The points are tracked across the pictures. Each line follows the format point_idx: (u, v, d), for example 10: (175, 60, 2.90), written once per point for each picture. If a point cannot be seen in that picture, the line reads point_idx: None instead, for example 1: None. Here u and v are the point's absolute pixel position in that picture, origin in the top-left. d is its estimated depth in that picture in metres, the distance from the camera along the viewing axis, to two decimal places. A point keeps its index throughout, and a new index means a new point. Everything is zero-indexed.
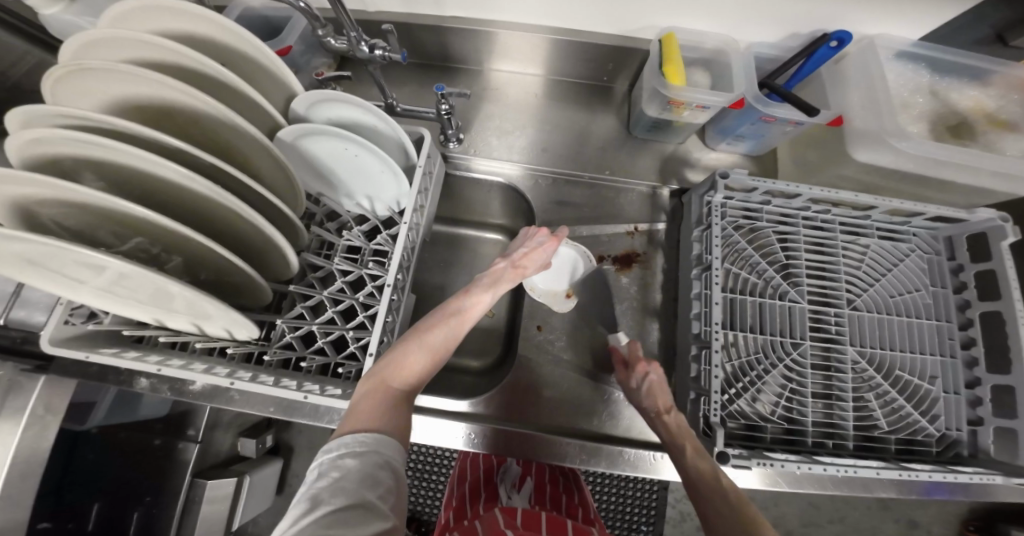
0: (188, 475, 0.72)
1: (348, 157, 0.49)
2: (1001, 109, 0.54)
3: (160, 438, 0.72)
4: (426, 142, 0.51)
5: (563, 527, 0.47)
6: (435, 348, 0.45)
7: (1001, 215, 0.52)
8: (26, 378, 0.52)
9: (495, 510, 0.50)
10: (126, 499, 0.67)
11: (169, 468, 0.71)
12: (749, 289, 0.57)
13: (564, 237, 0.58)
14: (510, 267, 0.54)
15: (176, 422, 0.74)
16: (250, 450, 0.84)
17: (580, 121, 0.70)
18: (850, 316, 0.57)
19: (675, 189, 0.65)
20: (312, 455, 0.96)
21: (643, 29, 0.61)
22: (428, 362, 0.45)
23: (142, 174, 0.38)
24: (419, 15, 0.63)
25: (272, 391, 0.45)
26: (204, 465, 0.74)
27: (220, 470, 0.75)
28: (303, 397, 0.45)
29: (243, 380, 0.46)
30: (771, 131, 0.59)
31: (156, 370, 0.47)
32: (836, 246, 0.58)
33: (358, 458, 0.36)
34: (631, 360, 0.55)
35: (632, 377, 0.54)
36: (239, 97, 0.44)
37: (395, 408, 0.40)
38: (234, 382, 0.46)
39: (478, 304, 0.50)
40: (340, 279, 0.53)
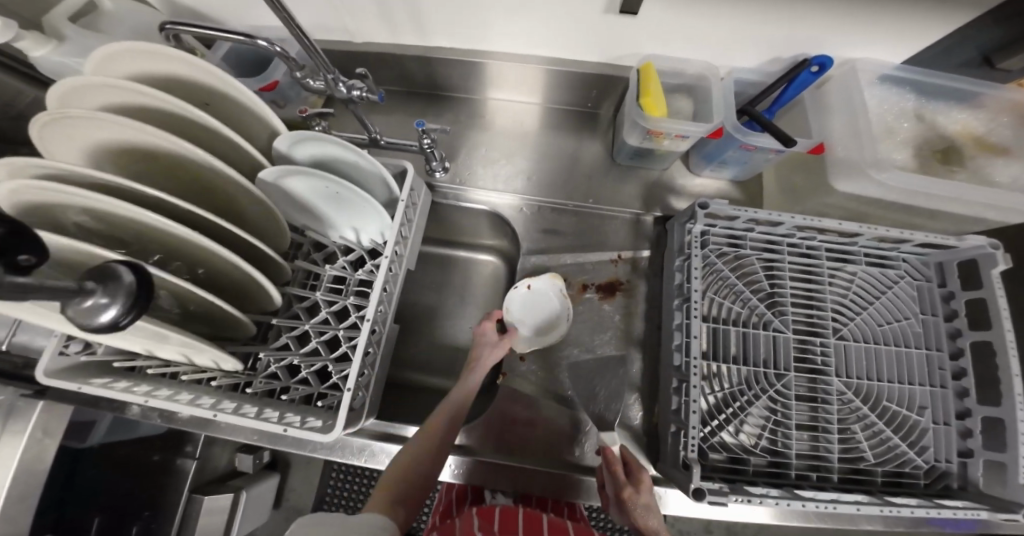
0: (185, 491, 0.70)
1: (333, 199, 0.50)
2: (990, 133, 0.53)
3: (159, 453, 0.73)
4: (408, 176, 0.52)
5: (539, 525, 0.46)
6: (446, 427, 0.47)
7: (991, 242, 0.51)
8: (24, 403, 0.54)
9: (474, 510, 0.49)
10: (125, 514, 0.68)
11: (167, 481, 0.71)
12: (733, 318, 0.57)
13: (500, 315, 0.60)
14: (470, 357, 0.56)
15: (176, 439, 0.74)
16: (247, 465, 0.81)
17: (566, 147, 0.70)
18: (836, 345, 0.56)
19: (660, 216, 0.65)
20: (309, 471, 0.96)
21: (625, 57, 0.61)
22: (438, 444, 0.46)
23: (123, 217, 0.39)
24: (406, 46, 0.64)
25: (253, 424, 0.45)
26: (200, 480, 0.73)
27: (217, 486, 0.74)
28: (282, 430, 0.45)
29: (226, 411, 0.47)
30: (754, 158, 0.59)
31: (144, 401, 0.48)
32: (823, 273, 0.58)
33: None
34: (635, 472, 0.48)
35: (640, 493, 0.45)
36: (218, 137, 0.45)
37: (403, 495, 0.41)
38: (216, 414, 0.47)
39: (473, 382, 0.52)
40: (324, 310, 0.54)
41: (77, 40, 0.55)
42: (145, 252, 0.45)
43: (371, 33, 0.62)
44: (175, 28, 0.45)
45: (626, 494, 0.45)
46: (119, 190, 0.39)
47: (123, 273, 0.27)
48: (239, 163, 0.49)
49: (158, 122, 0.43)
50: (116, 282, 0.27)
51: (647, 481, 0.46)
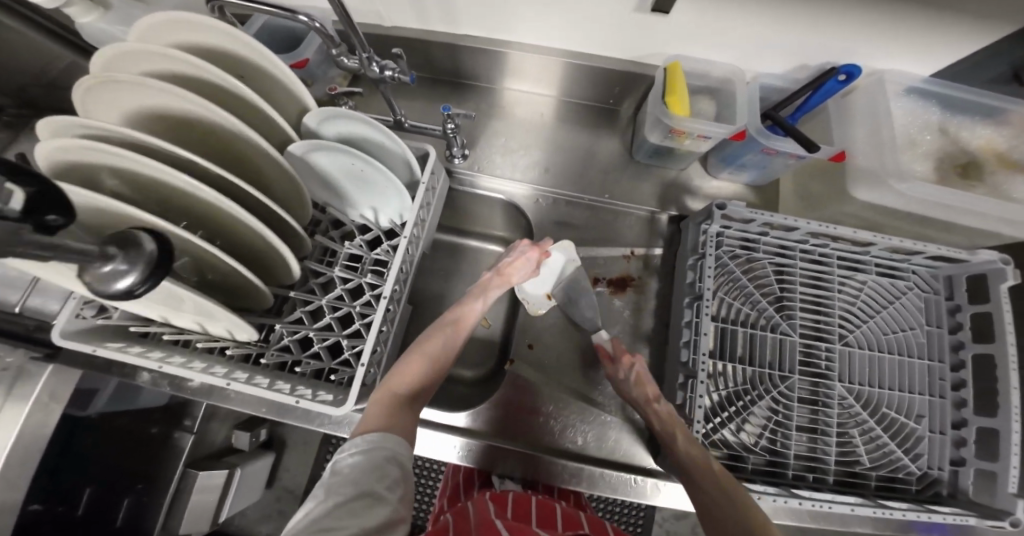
0: (181, 465, 0.68)
1: (357, 174, 0.50)
2: (1013, 150, 0.52)
3: (157, 426, 0.70)
4: (432, 159, 0.52)
5: (553, 513, 0.47)
6: (435, 354, 0.49)
7: (1002, 258, 0.51)
8: (34, 367, 0.53)
9: (487, 495, 0.50)
10: (116, 485, 0.63)
11: (164, 455, 0.68)
12: (742, 319, 0.57)
13: (547, 248, 0.60)
14: (496, 275, 0.57)
15: (176, 411, 0.73)
16: (244, 443, 0.82)
17: (584, 142, 0.71)
18: (841, 351, 0.56)
19: (674, 215, 0.65)
20: (304, 451, 0.95)
21: (651, 56, 0.62)
22: (428, 369, 0.47)
23: (156, 182, 0.39)
24: (433, 32, 0.65)
25: (266, 394, 0.46)
26: (196, 455, 0.71)
27: (213, 462, 0.72)
28: (294, 401, 0.46)
29: (239, 381, 0.47)
30: (773, 162, 0.59)
31: (158, 366, 0.48)
32: (833, 280, 0.58)
33: (364, 456, 0.37)
34: (617, 354, 0.56)
35: (620, 371, 0.55)
36: (250, 107, 0.45)
37: (399, 412, 0.42)
38: (230, 383, 0.47)
39: (470, 315, 0.54)
40: (339, 287, 0.54)
41: (120, 9, 0.56)
42: (171, 218, 0.46)
43: (400, 17, 0.63)
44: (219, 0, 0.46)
45: (612, 374, 0.56)
46: (156, 155, 0.40)
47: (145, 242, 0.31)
48: (269, 135, 0.49)
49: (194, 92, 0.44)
50: (136, 249, 0.30)
51: (627, 358, 0.55)
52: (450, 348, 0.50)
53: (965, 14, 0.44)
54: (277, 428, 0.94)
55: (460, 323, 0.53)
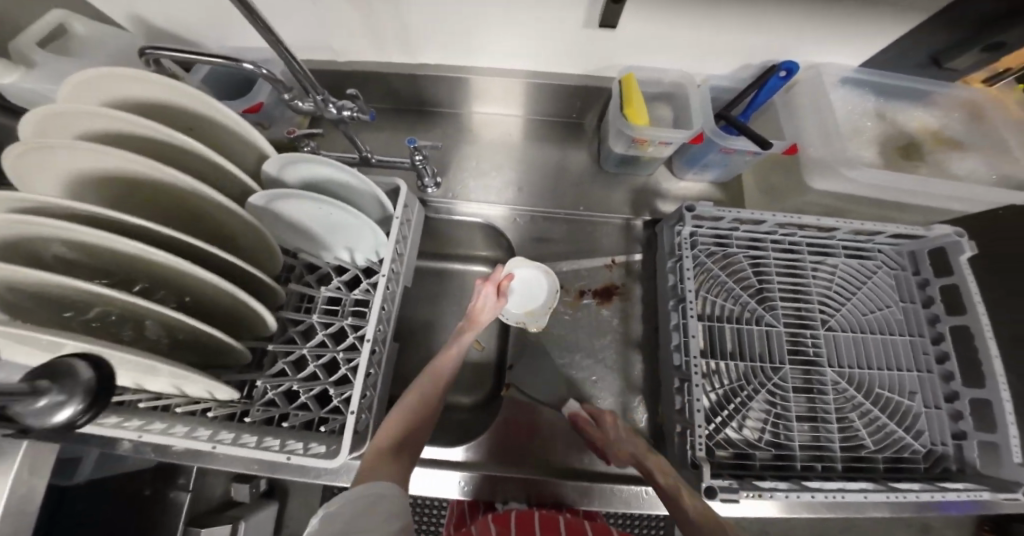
0: (182, 524, 0.62)
1: (328, 219, 0.49)
2: (945, 130, 0.56)
3: (150, 487, 0.64)
4: (402, 193, 0.52)
5: (557, 525, 0.46)
6: (421, 403, 0.48)
7: (957, 231, 0.53)
8: None
9: (490, 515, 0.48)
10: None
11: (161, 518, 0.62)
12: (727, 315, 0.58)
13: (498, 275, 0.57)
14: (466, 323, 0.56)
15: (167, 469, 0.66)
16: (244, 495, 0.73)
17: (554, 156, 0.72)
18: (826, 336, 0.57)
19: (648, 219, 0.66)
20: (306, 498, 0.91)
21: (606, 68, 0.63)
22: (416, 417, 0.46)
23: (110, 249, 0.37)
24: (394, 64, 0.65)
25: (254, 454, 0.44)
26: (197, 512, 0.64)
27: (215, 517, 0.65)
28: (285, 458, 0.43)
29: (226, 443, 0.45)
30: (734, 160, 0.61)
31: (137, 435, 0.45)
32: (806, 267, 0.59)
33: (354, 499, 0.36)
34: (601, 416, 0.54)
35: (607, 431, 0.53)
36: (201, 161, 0.44)
37: (388, 464, 0.41)
38: (215, 446, 0.45)
39: (448, 360, 0.53)
40: (321, 332, 0.53)
41: (59, 69, 0.54)
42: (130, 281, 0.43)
43: (359, 51, 0.63)
44: (155, 53, 0.44)
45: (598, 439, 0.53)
46: (107, 221, 0.38)
47: (81, 368, 0.24)
48: (226, 186, 0.48)
49: (141, 149, 0.42)
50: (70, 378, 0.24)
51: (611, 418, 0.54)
52: (436, 393, 0.50)
53: (887, 6, 0.46)
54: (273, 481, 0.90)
55: (439, 368, 0.52)
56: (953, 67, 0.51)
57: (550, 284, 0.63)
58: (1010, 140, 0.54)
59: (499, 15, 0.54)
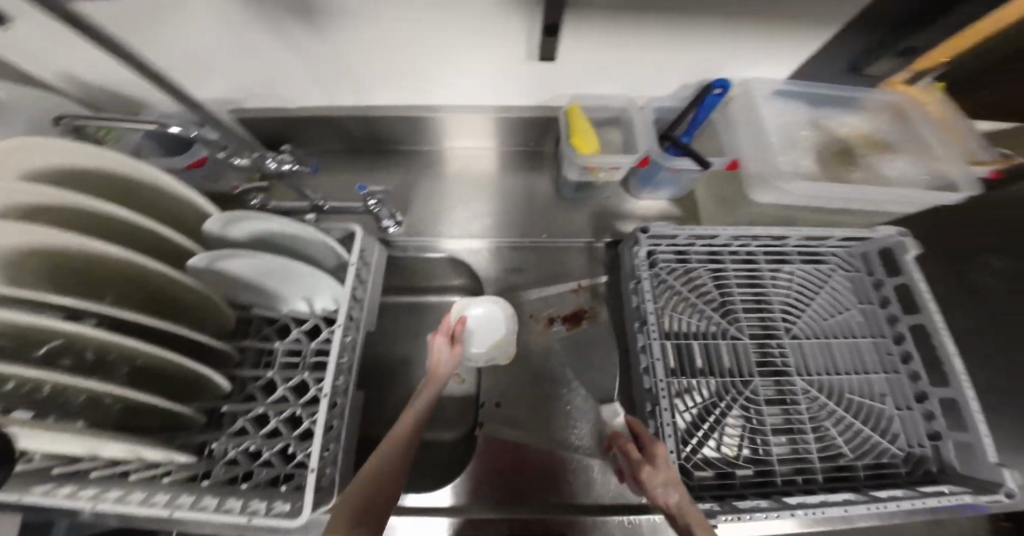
0: None
1: (276, 271, 0.48)
2: (876, 132, 0.58)
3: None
4: (357, 238, 0.52)
5: None
6: (391, 464, 0.44)
7: (900, 231, 0.54)
8: None
9: None
10: None
11: None
12: (694, 331, 0.58)
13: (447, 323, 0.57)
14: (425, 380, 0.54)
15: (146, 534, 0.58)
16: None
17: (515, 186, 0.73)
18: (791, 345, 0.58)
19: (610, 241, 0.67)
20: None
21: (553, 98, 0.64)
22: (384, 479, 0.42)
23: (34, 327, 0.35)
24: (345, 107, 0.66)
25: (213, 517, 0.42)
26: None
27: None
28: (245, 520, 0.41)
29: (184, 508, 0.43)
30: (683, 178, 0.62)
31: (88, 505, 0.41)
32: (765, 277, 0.60)
33: None
34: (649, 444, 0.46)
35: (655, 466, 0.44)
36: (134, 227, 0.43)
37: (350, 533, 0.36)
38: (172, 513, 0.42)
39: (410, 420, 0.49)
40: (283, 387, 0.52)
41: None
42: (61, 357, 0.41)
43: (308, 98, 0.63)
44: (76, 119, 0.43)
45: (642, 470, 0.44)
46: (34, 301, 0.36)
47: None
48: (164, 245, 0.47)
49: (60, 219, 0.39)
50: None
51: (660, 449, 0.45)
52: (405, 454, 0.46)
53: (805, 24, 0.48)
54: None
55: (406, 425, 0.49)
56: (871, 73, 0.54)
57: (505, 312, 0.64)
58: (930, 136, 0.57)
59: (443, 54, 0.54)
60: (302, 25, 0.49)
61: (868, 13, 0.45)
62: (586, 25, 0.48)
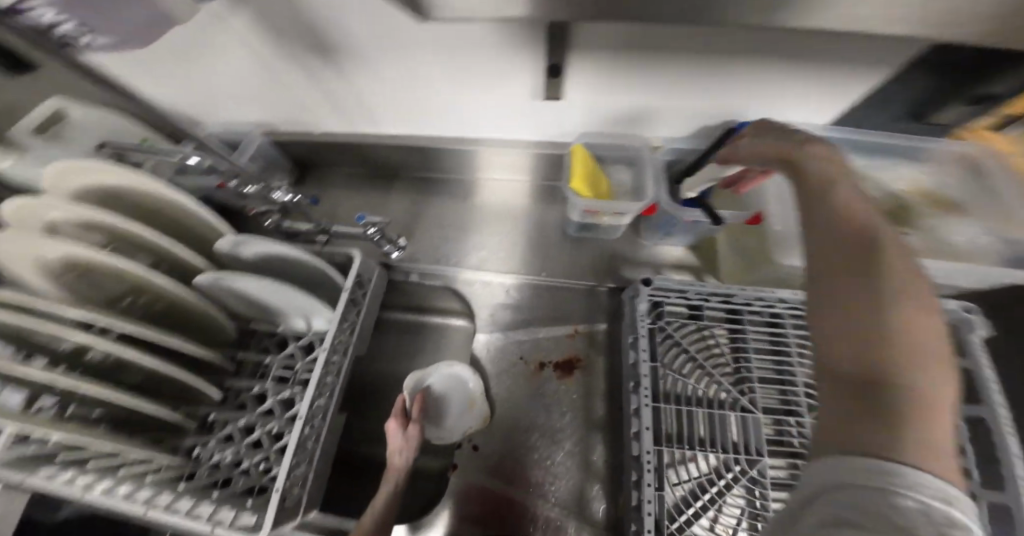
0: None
1: (275, 293, 0.50)
2: (940, 189, 0.52)
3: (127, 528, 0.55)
4: (355, 263, 0.53)
5: None
6: None
7: (965, 306, 0.46)
8: None
9: None
10: None
11: None
12: (699, 397, 0.51)
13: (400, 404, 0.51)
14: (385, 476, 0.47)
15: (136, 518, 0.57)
16: None
17: (516, 221, 0.70)
18: (813, 424, 0.49)
19: (613, 287, 0.63)
20: None
21: (565, 135, 0.62)
22: None
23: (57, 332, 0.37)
24: (359, 133, 0.67)
25: (187, 523, 0.41)
26: None
27: None
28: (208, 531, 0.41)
29: (158, 508, 0.41)
30: (700, 228, 0.58)
31: (80, 495, 0.40)
32: (791, 344, 0.53)
33: None
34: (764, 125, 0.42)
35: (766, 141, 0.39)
36: (159, 246, 0.46)
37: None
38: (149, 511, 0.41)
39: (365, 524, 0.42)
40: (270, 398, 0.52)
41: None
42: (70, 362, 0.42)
43: (325, 121, 0.65)
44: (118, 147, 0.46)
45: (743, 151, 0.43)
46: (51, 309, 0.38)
47: None
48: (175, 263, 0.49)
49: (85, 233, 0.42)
50: None
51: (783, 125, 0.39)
52: None
53: (851, 62, 0.42)
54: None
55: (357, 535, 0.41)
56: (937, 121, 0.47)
57: (467, 376, 0.60)
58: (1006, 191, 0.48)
59: (455, 88, 0.54)
60: (323, 60, 0.51)
61: (923, 53, 0.39)
62: (598, 63, 0.46)
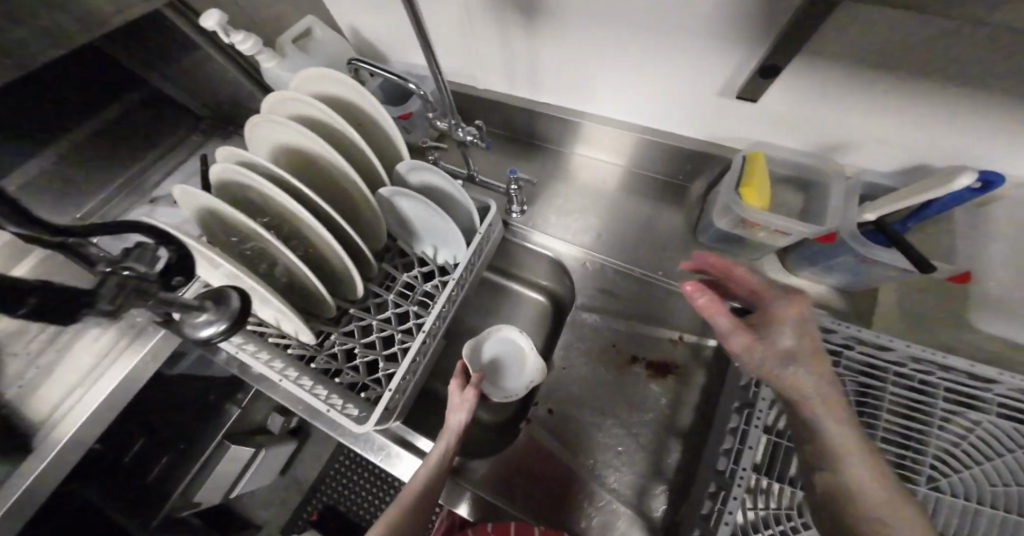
0: (218, 436, 0.78)
1: (429, 222, 0.55)
2: None
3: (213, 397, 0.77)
4: (491, 213, 0.56)
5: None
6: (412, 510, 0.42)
7: None
8: None
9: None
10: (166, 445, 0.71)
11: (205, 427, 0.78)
12: (803, 437, 0.47)
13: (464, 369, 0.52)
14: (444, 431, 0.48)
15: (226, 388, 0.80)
16: (275, 426, 0.88)
17: (641, 215, 0.68)
18: (933, 501, 0.42)
19: (736, 307, 0.58)
20: (324, 445, 0.96)
21: (731, 139, 0.57)
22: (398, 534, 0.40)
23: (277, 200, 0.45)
24: (515, 96, 0.69)
25: (303, 396, 0.47)
26: (235, 430, 0.81)
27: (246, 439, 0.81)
28: (324, 409, 0.47)
29: (289, 379, 0.49)
30: (870, 272, 0.50)
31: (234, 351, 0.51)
32: (935, 417, 0.45)
33: None
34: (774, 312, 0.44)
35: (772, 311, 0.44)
36: (360, 154, 0.52)
37: None
38: (282, 380, 0.48)
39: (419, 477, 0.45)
40: (390, 310, 0.57)
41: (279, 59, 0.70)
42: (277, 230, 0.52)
43: (491, 80, 0.68)
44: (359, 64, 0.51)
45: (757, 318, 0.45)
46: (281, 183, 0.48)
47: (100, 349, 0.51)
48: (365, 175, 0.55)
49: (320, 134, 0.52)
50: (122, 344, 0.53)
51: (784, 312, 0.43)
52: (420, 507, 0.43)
53: None
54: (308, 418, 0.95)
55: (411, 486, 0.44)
56: None
57: (518, 339, 0.61)
58: None
59: (643, 70, 0.52)
60: (521, 23, 0.53)
61: None
62: (811, 69, 0.42)
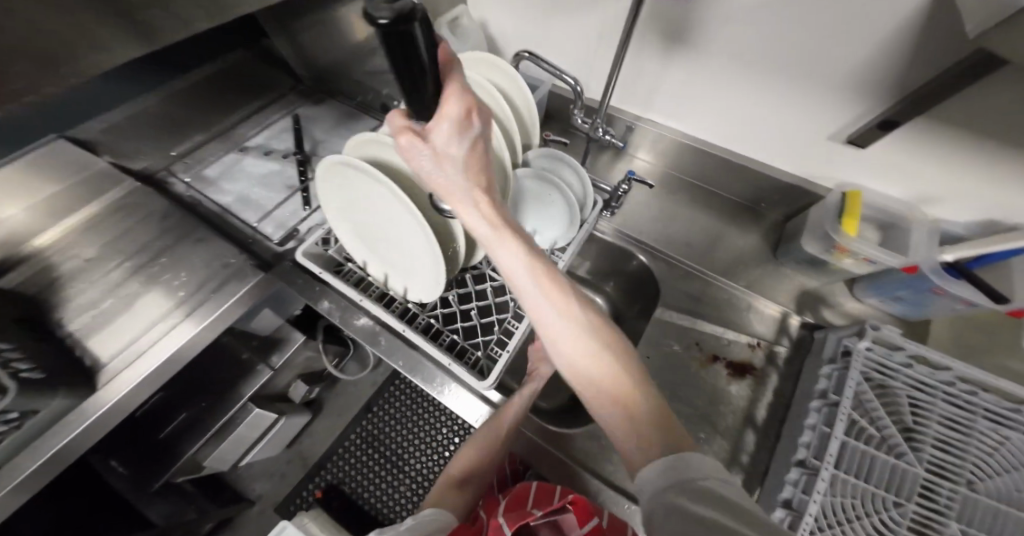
0: (245, 398, 0.66)
1: (543, 202, 0.58)
2: None
3: (248, 353, 0.68)
4: (599, 205, 0.60)
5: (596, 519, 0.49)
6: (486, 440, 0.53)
7: None
8: (249, 270, 0.60)
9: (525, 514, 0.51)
10: (187, 395, 0.65)
11: (236, 382, 0.67)
12: (863, 437, 0.50)
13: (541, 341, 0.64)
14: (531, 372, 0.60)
15: (267, 346, 0.71)
16: (298, 396, 0.75)
17: (721, 228, 0.73)
18: (968, 497, 0.48)
19: (809, 322, 0.65)
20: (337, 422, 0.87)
21: (824, 177, 0.63)
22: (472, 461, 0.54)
23: None
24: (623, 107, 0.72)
25: (428, 345, 0.51)
26: (262, 394, 0.69)
27: (270, 402, 0.69)
28: (448, 362, 0.51)
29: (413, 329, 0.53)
30: (935, 304, 0.57)
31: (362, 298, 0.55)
32: (972, 426, 0.51)
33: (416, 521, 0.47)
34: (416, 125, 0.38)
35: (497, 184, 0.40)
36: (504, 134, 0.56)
37: (454, 496, 0.53)
38: (405, 329, 0.53)
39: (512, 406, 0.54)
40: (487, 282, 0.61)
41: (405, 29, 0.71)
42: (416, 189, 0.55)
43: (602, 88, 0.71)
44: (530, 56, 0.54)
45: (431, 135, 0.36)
46: None
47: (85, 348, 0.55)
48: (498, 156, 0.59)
49: None
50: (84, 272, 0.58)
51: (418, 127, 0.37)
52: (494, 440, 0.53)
53: None
54: (326, 390, 0.88)
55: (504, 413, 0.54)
56: None
57: None
58: None
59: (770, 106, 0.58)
60: (669, 46, 0.58)
61: None
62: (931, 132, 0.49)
